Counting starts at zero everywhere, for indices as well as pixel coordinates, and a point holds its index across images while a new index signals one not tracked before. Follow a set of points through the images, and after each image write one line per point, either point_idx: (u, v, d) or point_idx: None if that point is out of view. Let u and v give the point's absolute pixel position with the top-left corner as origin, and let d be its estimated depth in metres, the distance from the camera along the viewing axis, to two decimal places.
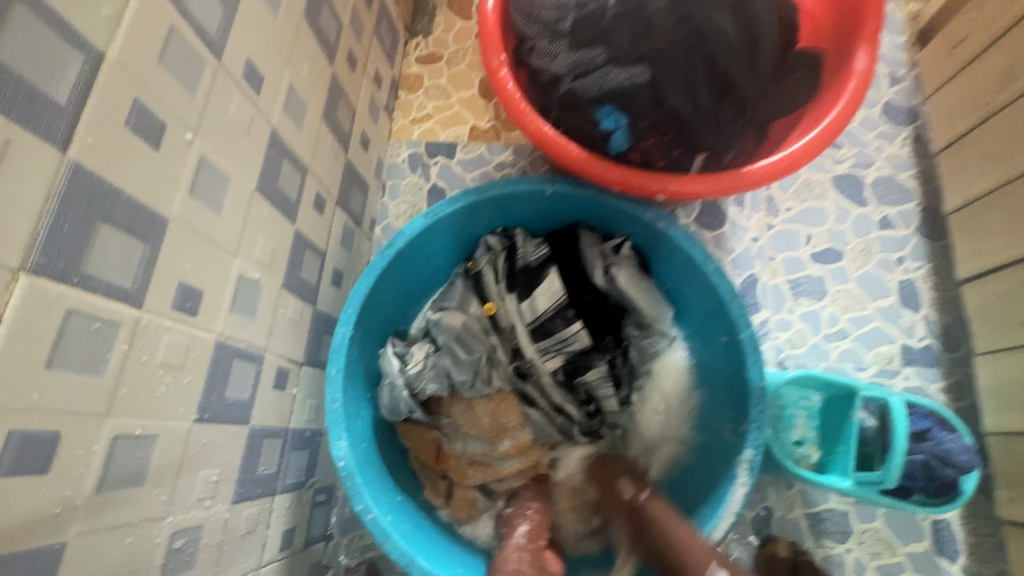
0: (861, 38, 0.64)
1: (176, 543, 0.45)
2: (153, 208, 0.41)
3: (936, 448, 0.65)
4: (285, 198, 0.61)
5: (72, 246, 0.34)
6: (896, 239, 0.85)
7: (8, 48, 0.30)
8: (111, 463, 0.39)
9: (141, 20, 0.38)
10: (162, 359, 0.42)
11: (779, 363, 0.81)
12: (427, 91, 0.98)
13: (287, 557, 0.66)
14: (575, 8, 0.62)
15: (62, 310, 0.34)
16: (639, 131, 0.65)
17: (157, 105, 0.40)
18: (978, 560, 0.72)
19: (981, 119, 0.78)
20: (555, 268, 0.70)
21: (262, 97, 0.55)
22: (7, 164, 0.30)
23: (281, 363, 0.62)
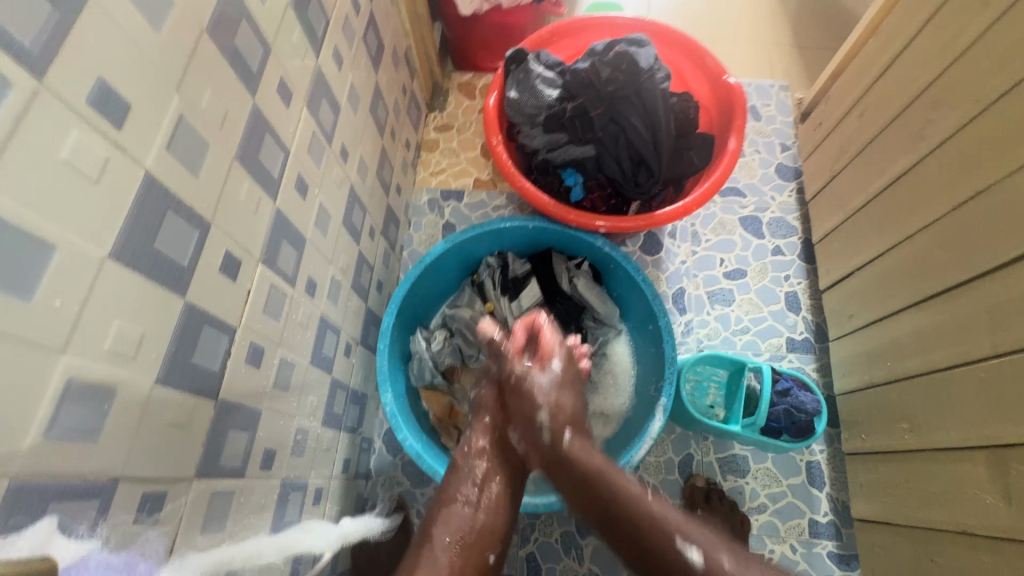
0: (733, 127, 0.98)
1: (297, 436, 0.74)
2: (300, 231, 0.71)
3: (794, 400, 0.95)
4: (354, 228, 0.92)
5: (274, 250, 0.64)
6: (783, 262, 1.17)
7: (264, 151, 0.61)
8: (279, 373, 0.67)
9: (303, 130, 0.70)
10: (302, 320, 0.73)
11: (699, 350, 1.11)
12: (442, 151, 1.32)
13: (345, 478, 0.93)
14: (546, 109, 0.95)
15: (268, 284, 0.63)
16: (589, 187, 0.98)
17: (306, 174, 0.72)
18: (839, 488, 1.00)
19: (830, 177, 1.09)
20: (536, 278, 1.03)
21: (347, 164, 0.87)
22: (260, 208, 0.60)
23: (348, 338, 0.91)
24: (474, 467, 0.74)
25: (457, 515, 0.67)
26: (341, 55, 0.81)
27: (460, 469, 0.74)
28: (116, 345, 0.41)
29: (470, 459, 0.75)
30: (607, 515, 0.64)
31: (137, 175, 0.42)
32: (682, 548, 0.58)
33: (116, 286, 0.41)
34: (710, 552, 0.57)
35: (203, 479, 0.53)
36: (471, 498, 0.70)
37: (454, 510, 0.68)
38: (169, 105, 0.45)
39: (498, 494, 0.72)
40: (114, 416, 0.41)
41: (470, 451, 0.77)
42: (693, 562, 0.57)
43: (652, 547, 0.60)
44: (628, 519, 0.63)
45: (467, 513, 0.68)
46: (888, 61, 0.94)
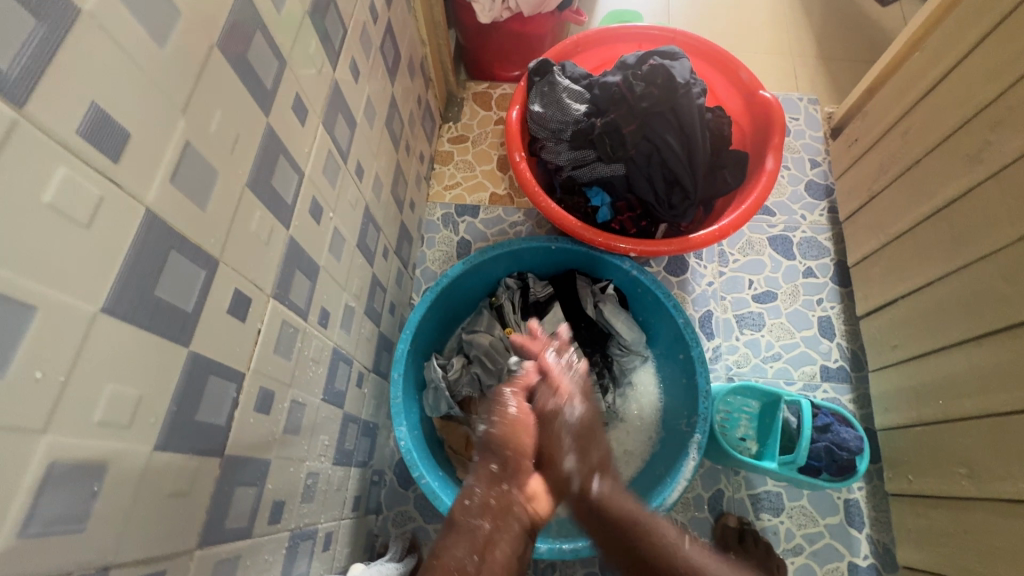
0: (770, 146, 0.92)
1: (307, 481, 0.68)
2: (314, 259, 0.66)
3: (835, 437, 0.89)
4: (368, 250, 0.87)
5: (287, 282, 0.59)
6: (816, 284, 1.10)
7: (277, 175, 0.55)
8: (290, 416, 0.62)
9: (318, 150, 0.65)
10: (314, 355, 0.67)
11: (728, 378, 1.04)
12: (457, 164, 1.26)
13: (356, 517, 0.87)
14: (573, 124, 0.90)
15: (280, 320, 0.58)
16: (618, 207, 0.93)
17: (320, 197, 0.66)
18: (879, 529, 0.93)
19: (868, 198, 1.03)
20: (559, 303, 0.98)
21: (362, 183, 0.81)
22: (272, 239, 0.55)
23: (360, 367, 0.86)
24: (476, 526, 0.60)
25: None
26: (358, 67, 0.76)
27: (460, 526, 0.61)
28: (107, 415, 0.35)
29: (469, 517, 0.61)
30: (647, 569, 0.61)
31: (136, 215, 0.36)
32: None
33: (110, 345, 0.35)
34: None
35: (206, 547, 0.47)
36: (470, 567, 0.56)
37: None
38: (175, 131, 0.40)
39: (503, 563, 0.58)
40: (104, 497, 0.36)
41: (471, 507, 0.62)
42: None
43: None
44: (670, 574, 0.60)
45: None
46: (936, 79, 0.89)
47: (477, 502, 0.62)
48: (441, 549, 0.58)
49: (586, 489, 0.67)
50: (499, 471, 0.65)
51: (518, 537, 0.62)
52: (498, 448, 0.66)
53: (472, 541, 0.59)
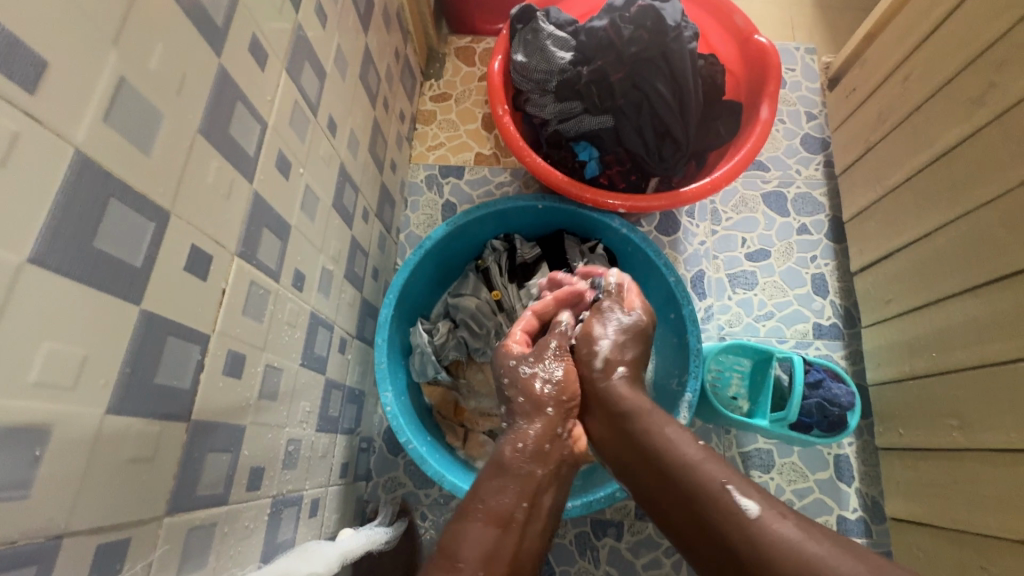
0: (765, 94, 0.87)
1: (288, 447, 0.66)
2: (284, 217, 0.62)
3: (827, 393, 0.88)
4: (346, 211, 0.83)
5: (253, 241, 0.55)
6: (810, 241, 1.07)
7: (235, 124, 0.51)
8: (265, 381, 0.59)
9: (282, 100, 0.60)
10: (289, 318, 0.64)
11: (720, 338, 1.03)
12: (440, 124, 1.21)
13: (344, 484, 0.86)
14: (558, 74, 0.85)
15: (248, 280, 0.54)
16: (606, 162, 0.88)
17: (288, 151, 0.62)
18: (868, 483, 0.94)
19: (865, 149, 1.00)
20: (547, 265, 0.95)
21: (335, 139, 0.77)
22: (233, 193, 0.51)
23: (343, 333, 0.83)
24: (530, 471, 0.63)
25: (496, 533, 0.55)
26: (325, 11, 0.70)
27: (507, 469, 0.62)
28: (45, 376, 0.33)
29: (521, 461, 0.63)
30: (653, 472, 0.58)
31: (64, 157, 0.33)
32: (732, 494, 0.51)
33: (44, 301, 0.32)
34: (766, 506, 0.50)
35: (175, 515, 0.45)
36: (518, 513, 0.58)
37: (495, 528, 0.56)
38: (105, 65, 0.36)
39: (547, 509, 0.62)
40: (50, 462, 0.33)
41: (522, 451, 0.64)
42: (748, 513, 0.49)
43: (697, 495, 0.53)
44: (674, 470, 0.56)
45: (508, 532, 0.56)
46: (940, 18, 0.85)
47: (531, 447, 0.65)
48: (488, 493, 0.59)
49: (608, 373, 0.70)
50: (556, 415, 0.69)
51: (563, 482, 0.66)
52: (554, 393, 0.70)
53: (520, 487, 0.61)
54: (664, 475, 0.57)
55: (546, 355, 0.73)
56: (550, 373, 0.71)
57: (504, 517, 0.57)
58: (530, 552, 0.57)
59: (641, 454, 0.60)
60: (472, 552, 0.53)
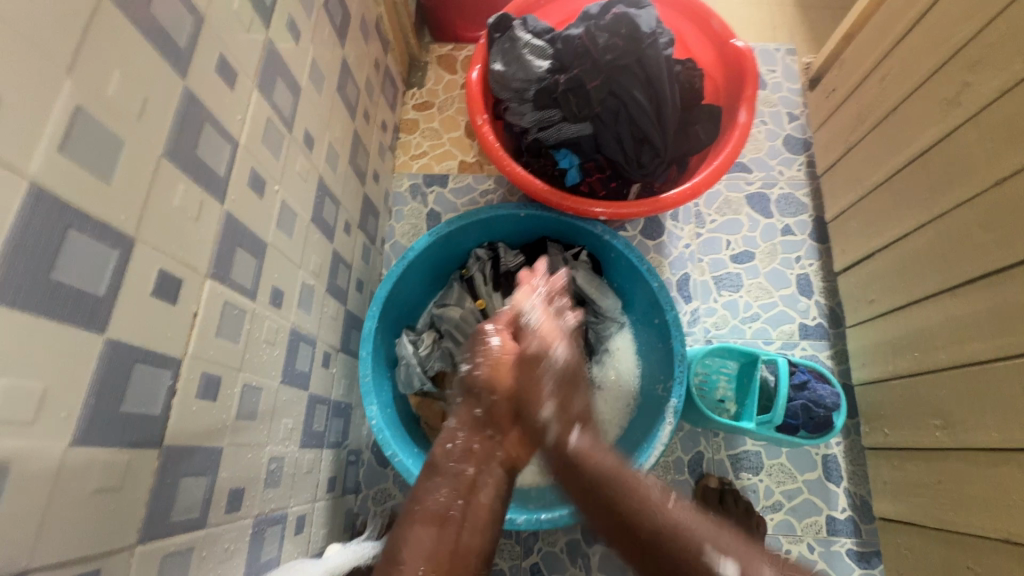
0: (743, 98, 0.88)
1: (270, 466, 0.66)
2: (259, 235, 0.62)
3: (812, 395, 0.89)
4: (327, 224, 0.83)
5: (226, 261, 0.55)
6: (794, 242, 1.07)
7: (204, 145, 0.51)
8: (243, 401, 0.59)
9: (255, 118, 0.60)
10: (267, 336, 0.64)
11: (706, 341, 1.03)
12: (423, 132, 1.21)
13: (331, 499, 0.85)
14: (536, 82, 0.85)
15: (222, 301, 0.54)
16: (587, 169, 0.89)
17: (262, 169, 0.62)
18: (857, 482, 0.94)
19: (845, 150, 1.00)
20: (530, 273, 0.95)
21: (313, 153, 0.77)
22: (202, 215, 0.51)
23: (326, 347, 0.83)
24: (459, 472, 0.59)
25: (434, 533, 0.53)
26: (298, 26, 0.70)
27: (441, 470, 0.59)
28: (3, 412, 0.32)
29: (452, 461, 0.59)
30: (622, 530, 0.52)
31: (16, 191, 0.32)
32: (714, 560, 0.47)
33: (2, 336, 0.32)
34: (748, 562, 0.46)
35: (149, 542, 0.45)
36: (454, 511, 0.55)
37: (432, 527, 0.54)
38: (61, 95, 0.35)
39: (487, 506, 0.58)
40: (10, 499, 0.33)
41: (453, 451, 0.60)
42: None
43: (673, 556, 0.48)
44: (629, 519, 0.52)
45: (441, 533, 0.54)
46: (914, 19, 0.85)
47: (459, 447, 0.60)
48: (422, 493, 0.57)
49: (562, 445, 0.60)
50: (484, 417, 0.62)
51: (501, 481, 0.60)
52: (483, 392, 0.63)
53: (456, 484, 0.57)
54: (638, 536, 0.51)
55: (478, 348, 0.67)
56: (479, 370, 0.65)
57: (441, 515, 0.55)
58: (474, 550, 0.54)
59: (610, 507, 0.53)
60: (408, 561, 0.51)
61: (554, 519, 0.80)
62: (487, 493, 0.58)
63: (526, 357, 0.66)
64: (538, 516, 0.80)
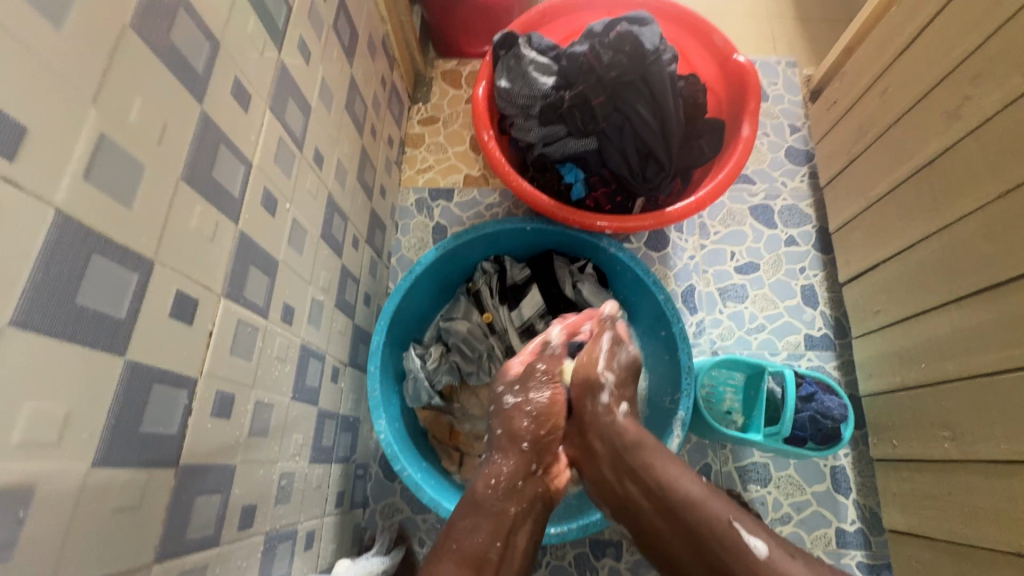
0: (746, 112, 0.89)
1: (281, 482, 0.66)
2: (271, 253, 0.63)
3: (819, 406, 0.88)
4: (335, 240, 0.83)
5: (239, 280, 0.56)
6: (798, 253, 1.08)
7: (219, 167, 0.52)
8: (256, 418, 0.59)
9: (267, 139, 0.61)
10: (279, 353, 0.65)
11: (712, 352, 1.03)
12: (428, 147, 1.22)
13: (340, 514, 0.85)
14: (542, 98, 0.86)
15: (235, 319, 0.55)
16: (592, 183, 0.90)
17: (274, 188, 0.63)
18: (865, 494, 0.94)
19: (848, 161, 1.01)
20: (537, 286, 0.96)
21: (322, 171, 0.78)
22: (217, 235, 0.51)
23: (335, 362, 0.83)
24: (501, 509, 0.64)
25: (473, 574, 0.56)
26: (308, 47, 0.71)
27: (483, 509, 0.63)
28: (27, 436, 0.33)
29: (493, 500, 0.64)
30: (662, 515, 0.61)
31: (42, 219, 0.33)
32: (742, 534, 0.56)
33: (27, 360, 0.33)
34: (775, 549, 0.54)
35: (165, 561, 0.45)
36: (492, 554, 0.59)
37: (469, 572, 0.56)
38: (85, 123, 0.36)
39: (523, 547, 0.62)
40: (34, 521, 0.33)
41: (497, 487, 0.66)
42: (756, 553, 0.54)
43: (708, 538, 0.57)
44: (658, 492, 0.63)
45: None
46: (914, 34, 0.86)
47: (504, 484, 0.67)
48: (460, 533, 0.60)
49: (609, 412, 0.73)
50: (530, 452, 0.72)
51: (539, 518, 0.67)
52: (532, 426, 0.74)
53: (495, 525, 0.62)
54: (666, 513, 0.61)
55: (532, 386, 0.77)
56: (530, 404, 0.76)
57: (479, 560, 0.58)
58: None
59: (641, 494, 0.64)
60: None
61: (556, 534, 0.79)
62: (525, 533, 0.64)
63: (575, 404, 0.76)
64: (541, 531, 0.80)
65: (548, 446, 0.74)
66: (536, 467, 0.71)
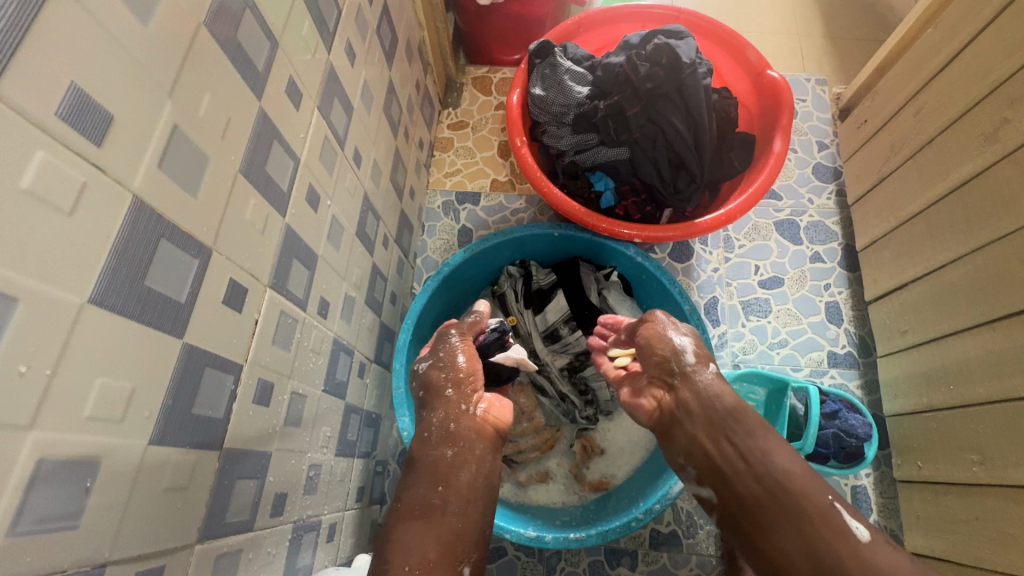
0: (779, 128, 0.89)
1: (310, 473, 0.67)
2: (312, 247, 0.64)
3: (843, 424, 0.88)
4: (368, 238, 0.85)
5: (284, 272, 0.57)
6: (824, 269, 1.08)
7: (271, 161, 0.53)
8: (291, 407, 0.61)
9: (314, 137, 0.63)
10: (314, 345, 0.66)
11: (734, 365, 1.03)
12: (457, 151, 1.24)
13: (359, 509, 0.86)
14: (576, 107, 0.87)
15: (278, 310, 0.56)
16: (622, 192, 0.91)
17: (317, 184, 0.65)
18: (887, 515, 0.92)
19: (877, 180, 1.01)
20: (562, 291, 0.95)
21: (361, 169, 0.80)
22: (267, 228, 0.53)
23: (362, 358, 0.85)
24: (436, 456, 0.66)
25: (422, 526, 0.59)
26: (353, 50, 0.73)
27: (473, 480, 0.65)
28: (97, 410, 0.34)
29: (429, 449, 0.66)
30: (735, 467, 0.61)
31: (122, 204, 0.35)
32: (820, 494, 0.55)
33: (101, 336, 0.34)
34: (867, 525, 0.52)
35: (206, 541, 0.46)
36: (434, 500, 0.61)
37: (415, 522, 0.59)
38: (163, 115, 0.38)
39: (467, 485, 0.64)
40: (99, 493, 0.34)
41: (429, 440, 0.68)
42: (860, 535, 0.51)
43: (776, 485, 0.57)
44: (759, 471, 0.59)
45: (425, 523, 0.59)
46: (951, 55, 0.87)
47: (436, 434, 0.68)
48: (403, 491, 0.63)
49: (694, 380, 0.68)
50: (454, 396, 0.72)
51: (482, 460, 0.67)
52: (448, 372, 0.74)
53: (437, 473, 0.64)
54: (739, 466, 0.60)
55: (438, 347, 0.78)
56: (460, 359, 0.75)
57: (426, 509, 0.60)
58: (463, 539, 0.60)
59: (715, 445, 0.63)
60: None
61: (565, 541, 0.79)
62: (468, 472, 0.65)
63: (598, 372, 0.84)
64: (551, 536, 0.80)
65: (469, 384, 0.73)
66: (468, 406, 0.71)
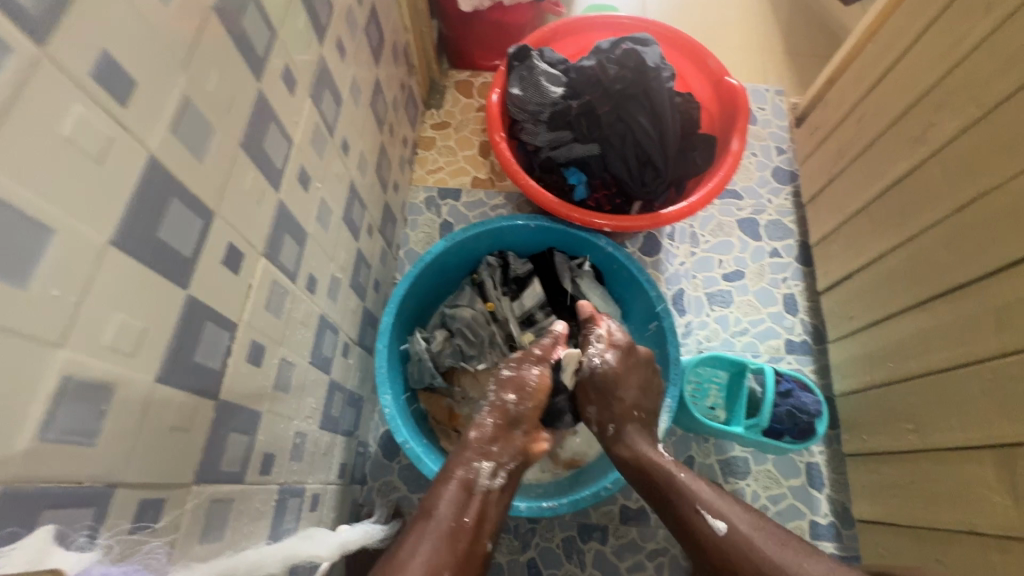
0: (736, 129, 0.97)
1: (296, 440, 0.71)
2: (302, 225, 0.69)
3: (796, 401, 0.95)
4: (354, 225, 0.90)
5: (277, 244, 0.62)
6: (781, 264, 1.16)
7: (268, 140, 0.58)
8: (281, 373, 0.65)
9: (306, 122, 0.68)
10: (302, 318, 0.70)
11: (699, 351, 1.09)
12: (439, 149, 1.30)
13: (341, 485, 0.89)
14: (551, 106, 0.94)
15: (271, 279, 0.61)
16: (594, 186, 0.97)
17: (309, 167, 0.69)
18: (837, 489, 0.99)
19: (828, 180, 1.10)
20: (538, 279, 1.03)
21: (348, 158, 0.85)
22: (263, 201, 0.58)
23: (346, 338, 0.89)
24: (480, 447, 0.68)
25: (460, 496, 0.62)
26: (343, 46, 0.79)
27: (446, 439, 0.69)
28: (114, 341, 0.38)
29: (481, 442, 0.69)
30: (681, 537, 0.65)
31: (140, 160, 0.39)
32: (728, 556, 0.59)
33: (119, 277, 0.38)
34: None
35: (202, 484, 0.50)
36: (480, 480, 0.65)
37: (458, 491, 0.63)
38: (176, 86, 0.42)
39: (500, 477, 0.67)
40: (113, 417, 0.38)
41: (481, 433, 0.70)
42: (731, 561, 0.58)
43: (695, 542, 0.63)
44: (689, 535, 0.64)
45: (464, 496, 0.63)
46: (889, 66, 0.96)
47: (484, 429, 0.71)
48: (453, 465, 0.66)
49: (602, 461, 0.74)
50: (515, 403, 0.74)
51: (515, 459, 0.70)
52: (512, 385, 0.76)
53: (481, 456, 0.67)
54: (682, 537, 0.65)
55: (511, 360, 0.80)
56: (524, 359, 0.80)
57: (469, 481, 0.64)
58: (494, 520, 0.64)
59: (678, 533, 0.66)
60: (426, 554, 0.54)
61: (537, 510, 0.83)
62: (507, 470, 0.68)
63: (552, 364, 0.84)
64: (525, 504, 0.84)
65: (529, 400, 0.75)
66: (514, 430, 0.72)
